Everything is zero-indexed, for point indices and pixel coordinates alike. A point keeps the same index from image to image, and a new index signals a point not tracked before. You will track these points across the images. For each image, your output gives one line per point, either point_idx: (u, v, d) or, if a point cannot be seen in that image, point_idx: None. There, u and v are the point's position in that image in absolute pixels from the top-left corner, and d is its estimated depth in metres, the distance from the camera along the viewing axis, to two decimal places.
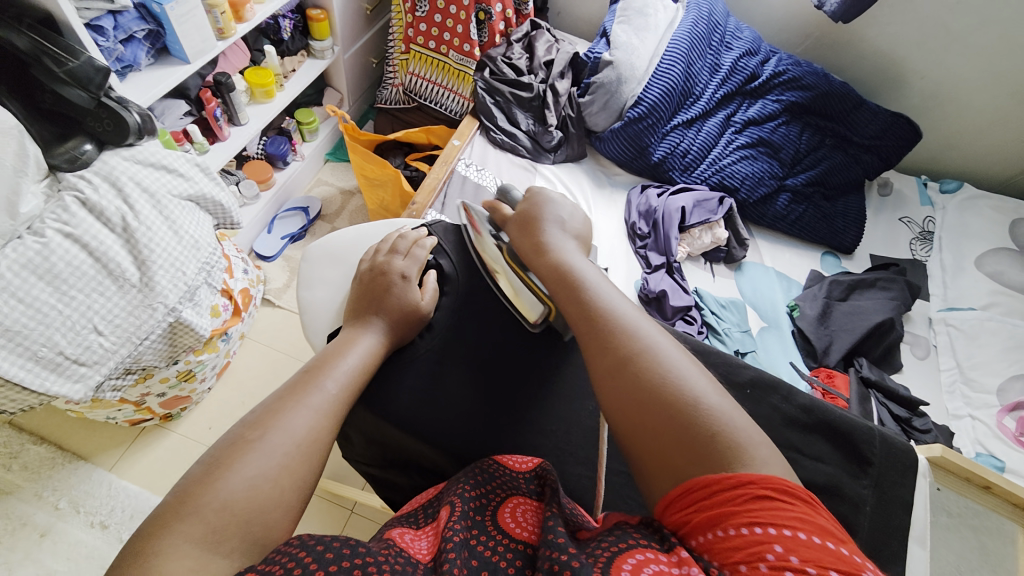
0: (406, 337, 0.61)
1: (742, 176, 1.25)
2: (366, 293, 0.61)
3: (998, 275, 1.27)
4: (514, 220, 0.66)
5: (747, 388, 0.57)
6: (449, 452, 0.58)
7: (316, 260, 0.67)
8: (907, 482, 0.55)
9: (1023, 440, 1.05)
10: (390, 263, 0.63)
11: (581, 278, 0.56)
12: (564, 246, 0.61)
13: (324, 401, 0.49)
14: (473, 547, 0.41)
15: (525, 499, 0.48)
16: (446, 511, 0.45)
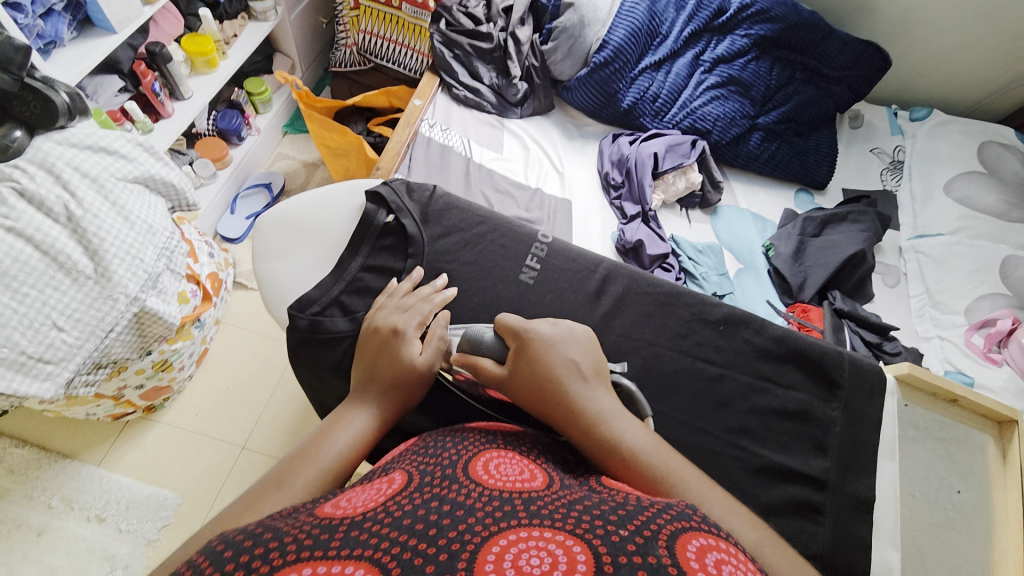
0: (422, 381, 0.50)
1: (713, 118, 1.22)
2: (369, 341, 0.51)
3: (967, 199, 1.28)
4: (516, 380, 0.48)
5: (720, 325, 0.57)
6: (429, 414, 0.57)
7: (270, 230, 0.62)
8: (875, 400, 0.57)
9: (990, 356, 1.10)
10: (389, 316, 0.52)
11: (649, 451, 0.44)
12: (603, 405, 0.46)
13: (348, 440, 0.45)
14: (427, 496, 0.37)
15: (496, 455, 0.45)
16: (400, 476, 0.41)
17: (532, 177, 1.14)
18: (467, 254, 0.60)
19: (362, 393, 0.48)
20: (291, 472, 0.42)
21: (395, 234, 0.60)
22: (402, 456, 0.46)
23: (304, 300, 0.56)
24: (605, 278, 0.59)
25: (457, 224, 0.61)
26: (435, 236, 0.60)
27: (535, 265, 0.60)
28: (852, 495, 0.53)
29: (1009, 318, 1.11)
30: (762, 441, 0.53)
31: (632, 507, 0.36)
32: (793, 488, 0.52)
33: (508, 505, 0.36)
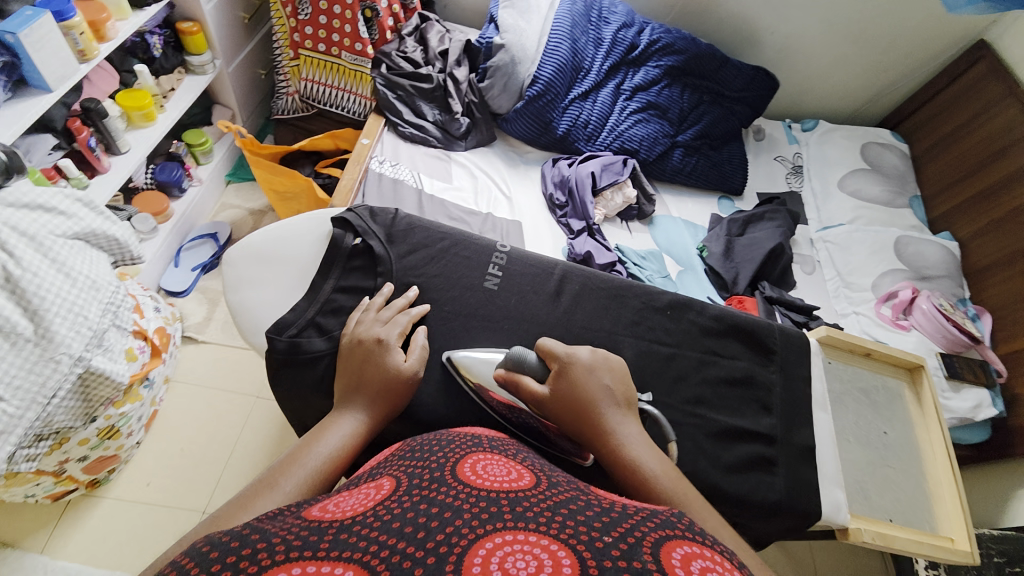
0: (406, 395, 0.53)
1: (639, 139, 1.37)
2: (349, 357, 0.53)
3: (859, 192, 1.49)
4: (556, 400, 0.51)
5: (667, 310, 0.63)
6: (410, 424, 0.58)
7: (239, 262, 0.64)
8: (803, 359, 0.65)
9: (899, 323, 1.26)
10: (370, 330, 0.55)
11: (663, 475, 0.47)
12: (630, 431, 0.50)
13: (338, 442, 0.47)
14: (414, 499, 0.38)
15: (485, 458, 0.46)
16: (389, 482, 0.42)
17: (483, 203, 1.21)
18: (433, 268, 0.63)
19: (349, 400, 0.50)
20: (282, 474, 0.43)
21: (363, 255, 0.63)
22: (390, 460, 0.47)
23: (282, 322, 0.58)
24: (562, 279, 0.64)
25: (423, 241, 0.65)
26: (401, 255, 0.63)
27: (497, 272, 0.64)
28: (797, 444, 0.60)
29: (908, 289, 1.28)
30: (715, 407, 0.60)
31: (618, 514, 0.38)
32: (746, 444, 0.58)
33: (494, 506, 0.37)
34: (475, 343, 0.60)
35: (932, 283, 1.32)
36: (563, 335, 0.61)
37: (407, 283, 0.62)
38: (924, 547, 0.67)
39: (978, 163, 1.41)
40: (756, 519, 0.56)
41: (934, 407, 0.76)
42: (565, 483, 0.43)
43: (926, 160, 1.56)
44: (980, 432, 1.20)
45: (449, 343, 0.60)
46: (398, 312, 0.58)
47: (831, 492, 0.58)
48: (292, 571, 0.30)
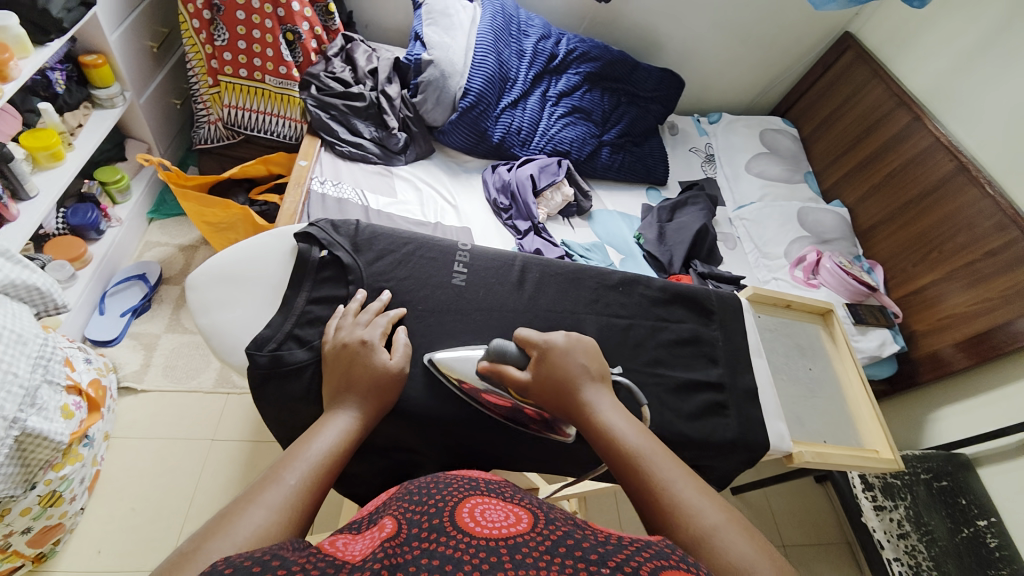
0: (393, 395, 0.55)
1: (569, 141, 1.46)
2: (333, 361, 0.55)
3: (763, 173, 1.70)
4: (536, 383, 0.55)
5: (618, 286, 0.70)
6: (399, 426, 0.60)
7: (205, 286, 0.63)
8: (738, 315, 0.74)
9: (810, 282, 1.44)
10: (349, 336, 0.56)
11: (634, 437, 0.51)
12: (601, 405, 0.54)
13: (334, 438, 0.48)
14: (417, 549, 0.39)
15: (483, 500, 0.48)
16: (391, 525, 0.44)
17: (430, 214, 1.24)
18: (402, 271, 0.65)
19: (340, 398, 0.52)
20: (283, 467, 0.44)
21: (332, 266, 0.63)
22: (390, 502, 0.49)
23: (259, 338, 0.58)
24: (523, 269, 0.68)
25: (387, 248, 0.66)
26: (370, 262, 0.64)
27: (463, 269, 0.67)
28: (743, 387, 0.68)
29: (813, 252, 1.47)
30: (671, 366, 0.67)
31: (614, 549, 0.41)
32: (701, 394, 0.66)
33: (495, 552, 0.39)
34: (450, 337, 0.63)
35: (831, 245, 1.52)
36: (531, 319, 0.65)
37: (378, 289, 0.63)
38: (858, 462, 0.77)
39: (855, 138, 1.64)
40: (717, 457, 0.64)
41: (845, 343, 0.89)
42: (561, 520, 0.46)
43: (814, 140, 1.80)
44: (887, 367, 1.38)
45: (426, 340, 0.62)
46: (376, 317, 0.59)
47: (775, 424, 0.67)
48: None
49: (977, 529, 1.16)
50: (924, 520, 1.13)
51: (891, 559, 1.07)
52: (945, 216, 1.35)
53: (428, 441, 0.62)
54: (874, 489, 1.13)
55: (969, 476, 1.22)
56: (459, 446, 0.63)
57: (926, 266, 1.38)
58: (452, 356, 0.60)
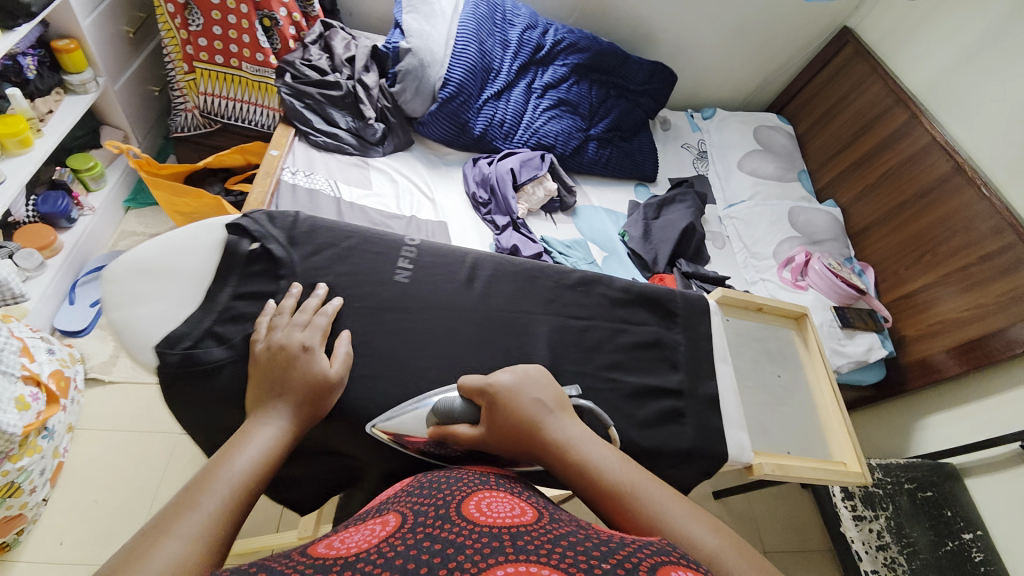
0: (323, 405, 0.52)
1: (554, 134, 1.43)
2: (263, 374, 0.51)
3: (755, 171, 1.65)
4: (493, 430, 0.51)
5: (577, 286, 0.66)
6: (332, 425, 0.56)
7: (121, 278, 0.59)
8: (705, 318, 0.71)
9: (798, 284, 1.40)
10: (274, 343, 0.53)
11: (620, 470, 0.48)
12: (571, 435, 0.50)
13: (257, 454, 0.45)
14: (420, 537, 0.40)
15: (491, 496, 0.48)
16: (396, 520, 0.44)
17: (405, 207, 1.21)
18: (343, 266, 0.61)
19: (264, 404, 0.49)
20: (199, 492, 0.41)
21: (263, 260, 0.60)
22: (398, 497, 0.49)
23: (172, 336, 0.56)
24: (474, 266, 0.64)
25: (330, 241, 0.63)
26: (305, 256, 0.61)
27: (408, 265, 0.63)
28: (703, 395, 0.65)
29: (802, 253, 1.43)
30: (629, 371, 0.64)
31: (615, 543, 0.40)
32: (659, 401, 0.63)
33: (497, 539, 0.39)
34: (391, 336, 0.59)
35: (822, 246, 1.48)
36: (481, 320, 0.62)
37: (314, 284, 0.60)
38: (822, 475, 0.75)
39: (851, 136, 1.59)
40: (670, 467, 0.61)
41: (818, 349, 0.85)
42: (565, 520, 0.46)
43: (809, 137, 1.75)
44: (876, 372, 1.34)
45: (368, 338, 0.59)
46: (314, 316, 0.56)
47: (736, 434, 0.64)
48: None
49: (961, 542, 1.13)
50: (906, 531, 1.10)
51: (869, 572, 1.04)
52: (940, 217, 1.30)
53: (367, 447, 0.58)
54: (854, 499, 1.09)
55: (955, 486, 1.19)
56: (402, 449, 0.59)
57: (919, 270, 1.34)
58: (391, 421, 0.55)
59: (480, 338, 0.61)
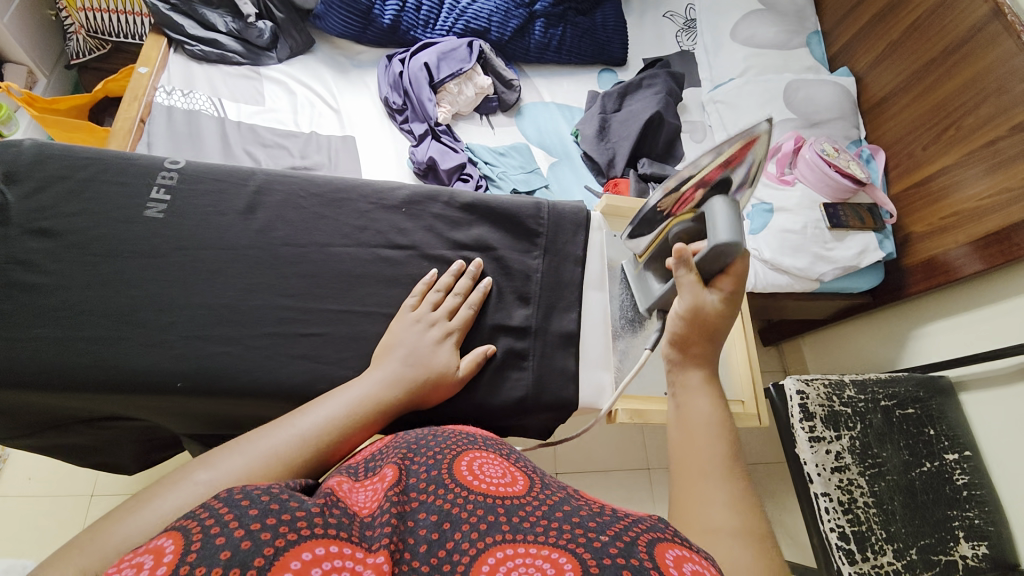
0: (438, 390, 0.48)
1: (487, 14, 1.18)
2: (393, 341, 0.48)
3: (751, 39, 1.32)
4: (687, 318, 0.52)
5: (401, 208, 0.55)
6: (59, 403, 0.46)
7: None
8: (579, 234, 0.58)
9: (784, 178, 1.17)
10: (417, 312, 0.50)
11: (716, 444, 0.47)
12: (701, 396, 0.51)
13: (342, 411, 0.43)
14: (418, 503, 0.36)
15: (481, 451, 0.43)
16: (391, 470, 0.39)
17: (304, 122, 1.06)
18: (73, 205, 0.48)
19: (383, 357, 0.47)
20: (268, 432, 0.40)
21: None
22: (384, 450, 0.42)
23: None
24: (258, 191, 0.52)
25: (58, 171, 0.49)
26: (24, 195, 0.48)
27: (162, 196, 0.50)
28: (556, 333, 0.55)
29: (792, 138, 1.17)
30: None
31: (609, 517, 0.35)
32: (498, 341, 0.53)
33: (498, 508, 0.35)
34: (135, 287, 0.47)
35: (822, 129, 1.21)
36: (272, 257, 0.51)
37: (33, 230, 0.47)
38: None
39: None
40: (508, 418, 0.53)
41: None
42: (557, 484, 0.40)
43: None
44: (872, 277, 1.15)
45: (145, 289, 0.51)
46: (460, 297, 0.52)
47: (595, 374, 0.56)
48: (316, 552, 0.29)
49: (943, 463, 1.03)
50: (874, 450, 1.00)
51: (818, 493, 0.96)
52: (972, 78, 1.01)
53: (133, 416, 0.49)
54: (814, 420, 0.99)
55: (944, 403, 1.07)
56: (182, 418, 0.50)
57: (938, 149, 1.08)
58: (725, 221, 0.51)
59: (262, 281, 0.50)
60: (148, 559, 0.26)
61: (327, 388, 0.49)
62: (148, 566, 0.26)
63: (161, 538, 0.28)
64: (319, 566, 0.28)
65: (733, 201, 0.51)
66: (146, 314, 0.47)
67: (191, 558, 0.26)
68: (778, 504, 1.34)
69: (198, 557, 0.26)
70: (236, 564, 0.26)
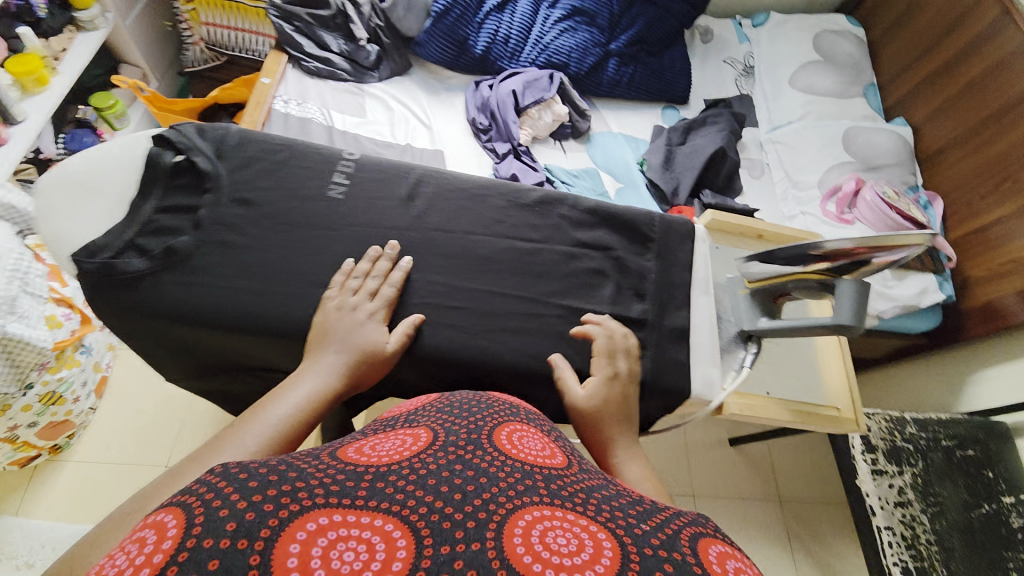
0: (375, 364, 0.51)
1: (567, 50, 1.28)
2: (322, 333, 0.51)
3: (810, 87, 1.40)
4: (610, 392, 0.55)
5: (534, 207, 0.62)
6: (248, 347, 0.53)
7: (48, 192, 0.53)
8: (686, 244, 0.64)
9: (844, 218, 1.22)
10: (344, 302, 0.52)
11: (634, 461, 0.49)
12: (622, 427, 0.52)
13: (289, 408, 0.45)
14: (449, 460, 0.38)
15: (519, 426, 0.47)
16: (426, 435, 0.42)
17: (400, 134, 1.16)
18: (266, 181, 0.57)
19: (318, 348, 0.50)
20: (240, 430, 0.42)
21: (188, 173, 0.56)
22: (427, 411, 0.48)
23: (88, 246, 0.52)
24: (417, 182, 0.60)
25: (256, 154, 0.58)
26: (233, 169, 0.57)
27: (343, 180, 0.59)
28: (669, 327, 0.60)
29: (853, 180, 1.24)
30: (581, 299, 0.60)
31: (646, 506, 0.38)
32: None
33: (530, 476, 0.38)
34: (314, 253, 0.55)
35: (880, 172, 1.27)
36: (423, 239, 0.58)
37: (236, 199, 0.55)
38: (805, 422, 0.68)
39: (933, 39, 1.31)
40: None
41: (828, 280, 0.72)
42: (593, 469, 0.43)
43: (882, 45, 1.46)
44: (931, 318, 1.18)
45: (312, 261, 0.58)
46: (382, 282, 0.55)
47: (705, 370, 0.59)
48: (321, 522, 0.31)
49: (1001, 506, 1.01)
50: (935, 489, 1.01)
51: (881, 527, 0.96)
52: None
53: (294, 368, 0.56)
54: (877, 453, 1.01)
55: (1001, 446, 1.07)
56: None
57: (996, 199, 1.12)
58: (851, 303, 0.50)
59: (419, 259, 0.58)
60: (151, 536, 0.29)
61: (469, 356, 0.55)
62: (149, 536, 0.29)
63: (163, 513, 0.30)
64: (325, 536, 0.30)
65: (862, 286, 0.51)
66: (325, 279, 0.55)
67: (196, 532, 0.28)
68: (823, 544, 1.31)
69: (204, 530, 0.28)
70: (242, 535, 0.29)
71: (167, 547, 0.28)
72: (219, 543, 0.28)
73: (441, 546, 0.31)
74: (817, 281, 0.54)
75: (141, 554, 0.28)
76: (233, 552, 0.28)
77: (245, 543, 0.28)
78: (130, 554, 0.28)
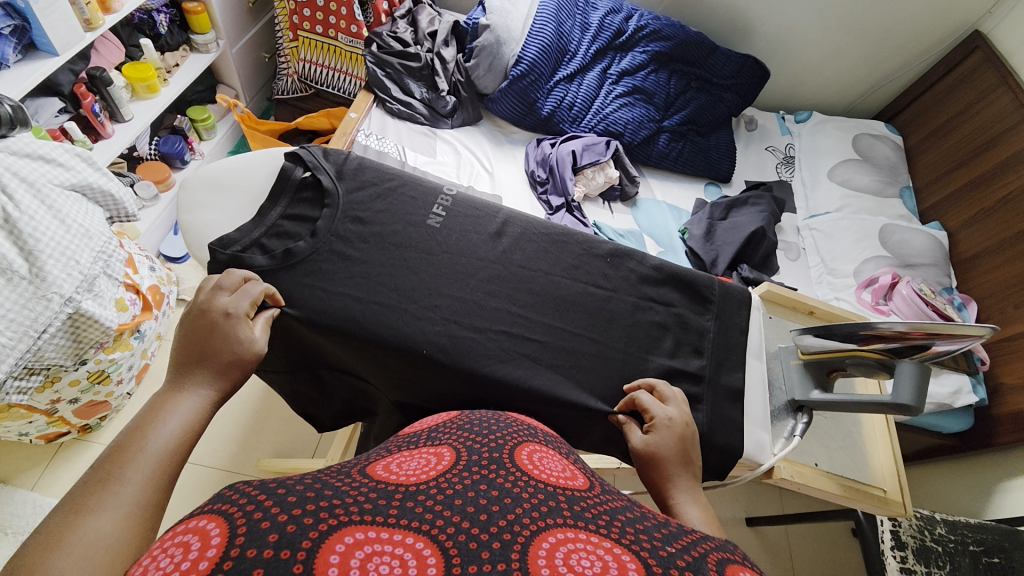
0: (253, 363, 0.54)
1: (624, 122, 1.39)
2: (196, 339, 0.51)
3: (848, 181, 1.48)
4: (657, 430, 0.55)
5: (607, 257, 0.69)
6: (349, 348, 0.60)
7: (195, 187, 0.69)
8: (742, 311, 0.70)
9: (879, 308, 1.26)
10: (213, 300, 0.54)
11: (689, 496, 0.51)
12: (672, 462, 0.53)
13: (179, 423, 0.46)
14: (475, 478, 0.39)
15: (539, 447, 0.47)
16: (450, 453, 0.43)
17: (464, 177, 1.25)
18: (380, 204, 0.67)
19: (192, 365, 0.50)
20: (127, 455, 0.42)
21: (312, 188, 0.67)
22: (449, 428, 0.48)
23: (226, 239, 0.62)
24: (504, 222, 0.70)
25: (371, 180, 0.68)
26: (350, 189, 0.67)
27: (441, 212, 0.69)
28: (725, 385, 0.66)
29: (889, 274, 1.28)
30: (653, 351, 0.65)
31: (673, 530, 0.38)
32: (675, 382, 0.64)
33: (553, 497, 0.38)
34: (413, 272, 0.63)
35: (916, 271, 1.31)
36: (505, 271, 0.66)
37: (351, 217, 0.65)
38: (853, 501, 0.72)
39: (970, 152, 1.39)
40: None
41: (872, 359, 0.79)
42: (614, 493, 0.44)
43: (918, 152, 1.56)
44: (963, 421, 1.18)
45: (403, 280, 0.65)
46: (243, 283, 0.57)
47: (757, 433, 0.65)
48: (357, 537, 0.31)
49: None
50: None
51: None
52: None
53: (380, 372, 0.62)
54: (906, 550, 1.01)
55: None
56: (411, 384, 0.62)
57: None
58: (912, 384, 0.58)
59: (502, 291, 0.65)
60: (196, 542, 0.30)
61: (539, 385, 0.60)
62: (193, 544, 0.30)
63: (207, 520, 0.32)
64: (361, 549, 0.31)
65: (923, 368, 0.58)
66: (418, 296, 0.62)
67: (239, 541, 0.29)
68: None
69: (247, 539, 0.30)
70: (285, 545, 0.30)
71: (212, 556, 0.29)
72: (261, 553, 0.29)
73: (469, 564, 0.31)
74: (876, 359, 0.62)
75: (187, 559, 0.29)
76: (276, 561, 0.29)
77: (288, 553, 0.29)
78: (175, 558, 0.30)
